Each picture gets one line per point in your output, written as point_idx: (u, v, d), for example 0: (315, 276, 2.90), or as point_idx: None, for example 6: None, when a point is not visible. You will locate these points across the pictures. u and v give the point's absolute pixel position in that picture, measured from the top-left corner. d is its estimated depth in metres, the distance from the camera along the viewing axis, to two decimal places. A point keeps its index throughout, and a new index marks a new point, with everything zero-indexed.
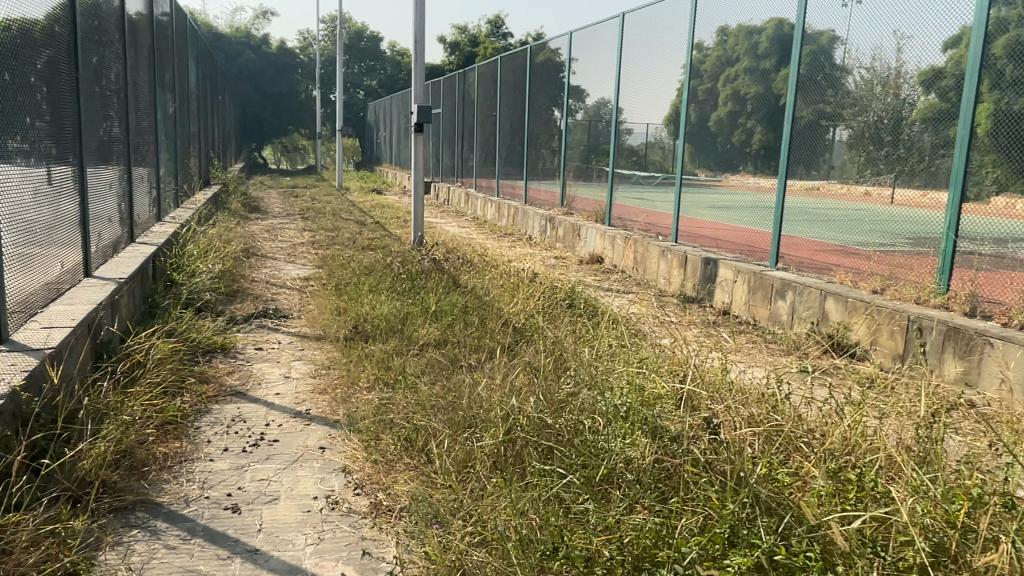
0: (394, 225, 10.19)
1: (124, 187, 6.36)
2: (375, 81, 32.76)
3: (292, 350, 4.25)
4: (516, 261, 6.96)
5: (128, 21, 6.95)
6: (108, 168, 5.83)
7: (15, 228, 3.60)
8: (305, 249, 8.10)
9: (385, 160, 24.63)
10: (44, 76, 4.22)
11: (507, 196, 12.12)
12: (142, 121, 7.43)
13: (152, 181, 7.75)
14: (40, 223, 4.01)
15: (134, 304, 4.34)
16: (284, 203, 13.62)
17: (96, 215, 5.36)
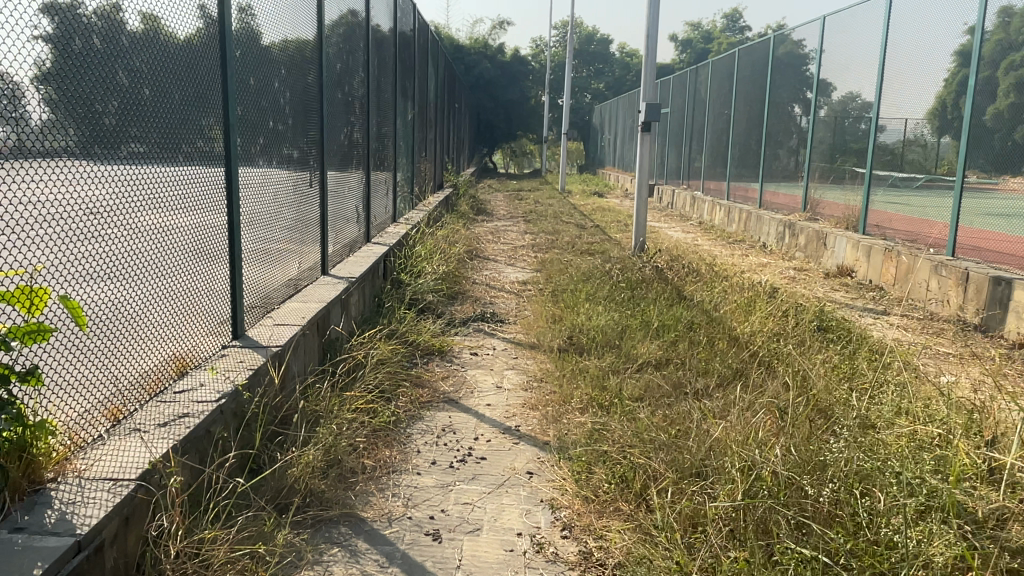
0: (614, 229, 9.90)
1: (363, 190, 6.79)
2: (603, 85, 32.84)
3: (506, 357, 4.12)
4: (748, 271, 6.32)
5: (374, 35, 7.46)
6: (348, 171, 6.24)
7: (251, 228, 3.92)
8: (525, 252, 8.10)
9: (608, 164, 24.50)
10: (286, 83, 4.61)
11: (738, 200, 11.27)
12: (382, 129, 7.94)
13: (389, 185, 8.25)
14: (276, 223, 4.35)
15: (362, 302, 4.51)
16: (509, 205, 13.98)
17: (336, 215, 5.74)
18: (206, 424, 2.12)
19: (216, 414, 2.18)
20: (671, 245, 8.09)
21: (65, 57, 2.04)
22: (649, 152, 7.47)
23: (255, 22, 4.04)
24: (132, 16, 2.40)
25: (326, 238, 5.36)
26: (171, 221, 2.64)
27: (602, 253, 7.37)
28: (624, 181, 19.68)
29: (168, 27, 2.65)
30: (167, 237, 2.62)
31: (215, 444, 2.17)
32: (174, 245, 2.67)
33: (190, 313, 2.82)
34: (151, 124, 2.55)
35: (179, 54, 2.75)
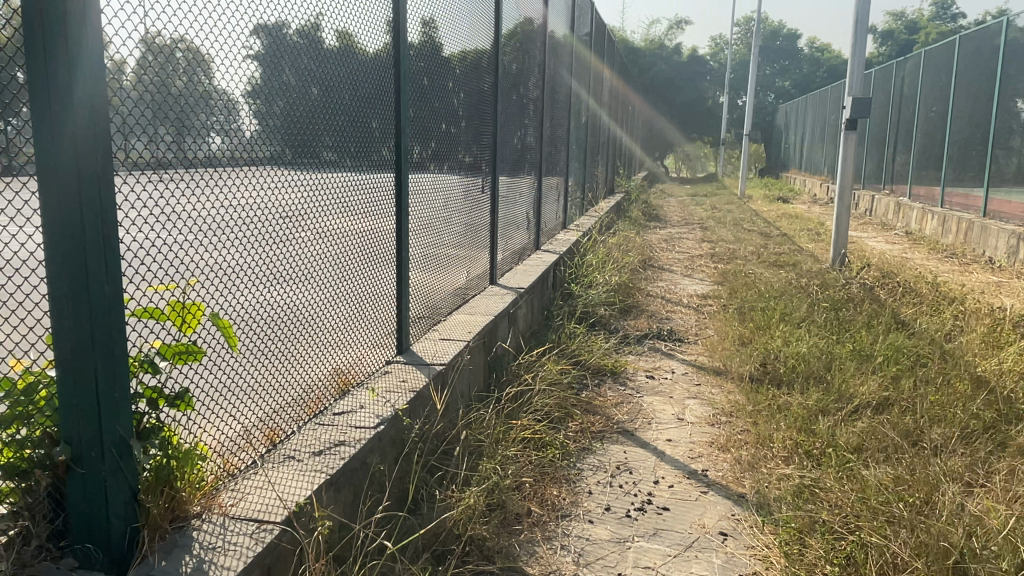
0: (803, 238, 8.99)
1: (534, 196, 6.62)
2: (788, 83, 30.76)
3: (686, 384, 3.69)
4: (978, 293, 5.35)
5: (552, 39, 7.30)
6: (521, 177, 6.09)
7: (423, 235, 3.85)
8: (704, 262, 7.52)
9: (792, 167, 22.82)
10: (461, 86, 4.52)
11: (954, 207, 9.86)
12: (556, 133, 7.75)
13: (561, 190, 8.04)
14: (448, 230, 4.25)
15: (531, 315, 4.29)
16: (683, 210, 13.31)
17: (507, 222, 5.59)
18: (364, 455, 2.00)
19: (376, 442, 2.05)
20: (875, 258, 7.14)
21: (273, 67, 2.16)
22: (853, 152, 6.61)
23: (437, 31, 4.05)
24: (332, 28, 2.52)
25: (496, 245, 5.22)
26: (355, 227, 2.72)
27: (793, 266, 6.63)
28: (812, 185, 18.14)
29: (361, 38, 2.76)
30: (352, 242, 2.70)
31: (372, 475, 2.04)
32: (357, 250, 2.75)
33: (366, 319, 2.87)
34: (344, 131, 2.65)
35: (371, 63, 2.85)
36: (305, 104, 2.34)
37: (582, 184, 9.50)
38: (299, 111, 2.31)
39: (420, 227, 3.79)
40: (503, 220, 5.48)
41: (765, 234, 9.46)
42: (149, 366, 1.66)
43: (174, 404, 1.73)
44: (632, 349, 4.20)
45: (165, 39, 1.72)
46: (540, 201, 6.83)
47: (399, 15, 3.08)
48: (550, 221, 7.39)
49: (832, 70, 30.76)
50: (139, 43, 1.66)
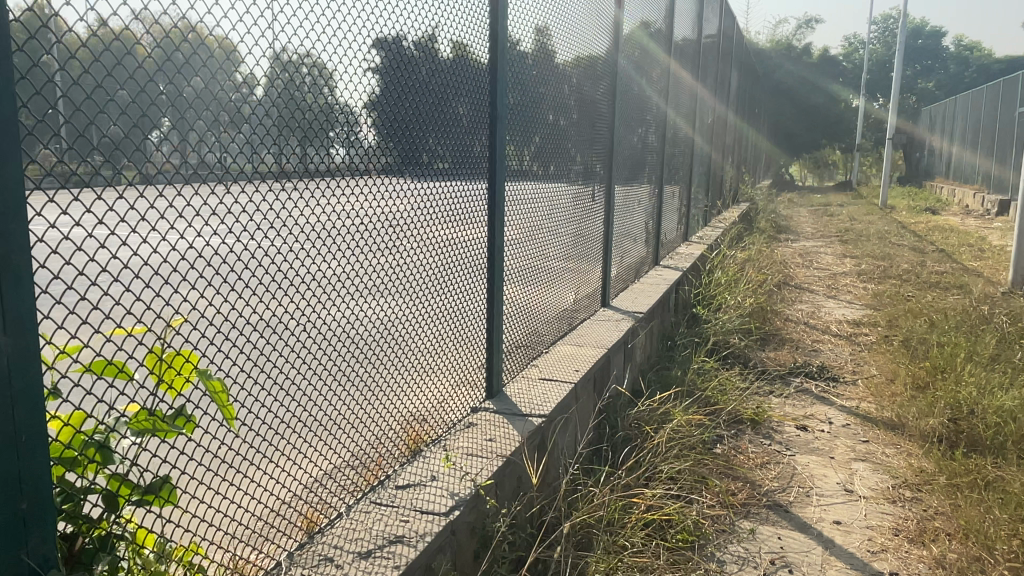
0: (966, 256, 7.85)
1: (655, 208, 6.02)
2: (933, 84, 28.19)
3: (850, 439, 3.11)
4: None
5: (676, 41, 6.71)
6: (641, 186, 5.52)
7: (527, 249, 3.38)
8: (849, 281, 6.64)
9: (938, 176, 20.80)
10: (574, 71, 3.99)
11: None
12: (678, 139, 7.11)
13: (683, 199, 7.36)
14: (558, 244, 3.77)
15: (651, 347, 3.88)
16: (817, 221, 12.21)
17: (625, 236, 5.06)
18: (428, 557, 1.91)
19: (445, 538, 1.99)
20: None
21: (393, 80, 2.28)
22: None
23: (551, 40, 3.64)
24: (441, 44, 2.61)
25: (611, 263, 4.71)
26: (463, 237, 2.79)
27: (963, 289, 5.67)
28: (963, 194, 16.26)
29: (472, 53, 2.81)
30: (459, 254, 2.77)
31: None
32: (462, 264, 2.79)
33: (471, 339, 2.87)
34: (461, 142, 2.76)
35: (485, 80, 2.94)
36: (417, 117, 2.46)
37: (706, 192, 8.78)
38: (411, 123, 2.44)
39: (523, 240, 3.33)
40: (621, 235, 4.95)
41: (917, 249, 8.37)
42: (100, 455, 1.45)
43: (143, 500, 1.53)
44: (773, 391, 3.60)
45: (291, 56, 1.85)
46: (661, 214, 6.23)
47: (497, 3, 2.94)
48: (671, 234, 6.76)
49: (983, 67, 27.90)
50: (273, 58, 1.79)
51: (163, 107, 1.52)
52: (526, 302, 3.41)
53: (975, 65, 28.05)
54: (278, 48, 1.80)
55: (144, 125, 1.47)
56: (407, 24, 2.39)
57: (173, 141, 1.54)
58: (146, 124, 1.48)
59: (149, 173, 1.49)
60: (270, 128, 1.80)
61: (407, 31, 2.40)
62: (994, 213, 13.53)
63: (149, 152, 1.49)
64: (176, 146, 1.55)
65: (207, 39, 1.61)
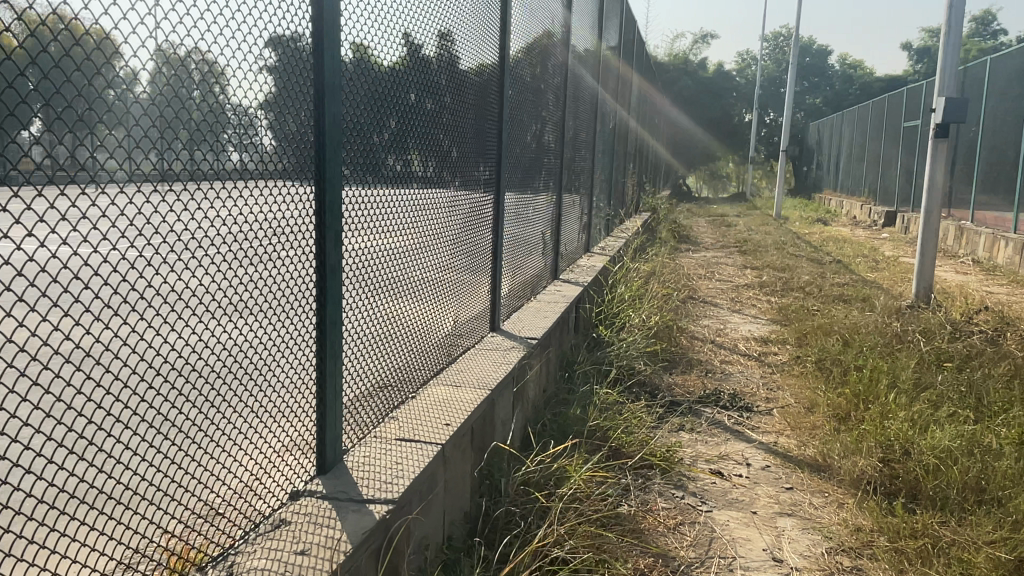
0: (861, 267, 7.91)
1: (557, 218, 5.65)
2: (818, 100, 29.65)
3: (773, 490, 2.94)
4: None
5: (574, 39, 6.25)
6: (541, 196, 5.14)
7: (413, 261, 2.95)
8: (752, 292, 6.49)
9: (824, 188, 21.82)
10: (447, 52, 3.32)
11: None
12: (580, 145, 6.80)
13: (586, 208, 7.04)
14: (449, 261, 3.34)
15: (544, 379, 3.58)
16: (716, 231, 12.27)
17: (524, 247, 4.66)
18: None
19: None
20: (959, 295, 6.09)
21: (292, 75, 2.08)
22: (940, 161, 5.41)
23: (454, 47, 3.41)
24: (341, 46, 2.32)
25: (507, 280, 4.30)
26: (368, 249, 2.58)
27: (865, 303, 5.59)
28: (851, 206, 16.90)
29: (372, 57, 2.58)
30: (361, 268, 2.56)
31: None
32: (366, 279, 2.58)
33: (381, 362, 2.71)
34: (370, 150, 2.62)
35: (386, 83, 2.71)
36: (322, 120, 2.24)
37: (608, 198, 8.49)
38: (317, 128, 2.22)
39: (407, 251, 2.90)
40: (519, 247, 4.56)
41: (816, 260, 8.39)
42: None
43: None
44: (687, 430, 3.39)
45: (177, 50, 1.65)
46: (562, 224, 5.87)
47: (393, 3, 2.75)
48: (574, 244, 6.41)
49: (864, 86, 29.55)
50: (154, 54, 1.58)
51: (36, 100, 1.32)
52: (407, 323, 2.93)
53: (856, 85, 29.80)
54: (158, 43, 1.59)
55: (10, 125, 1.26)
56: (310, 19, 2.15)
57: (46, 145, 1.33)
58: (20, 116, 1.28)
59: (6, 175, 1.26)
60: (149, 129, 1.58)
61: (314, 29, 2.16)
62: (880, 224, 14.06)
63: (25, 150, 1.29)
64: (51, 146, 1.34)
65: (82, 31, 1.41)
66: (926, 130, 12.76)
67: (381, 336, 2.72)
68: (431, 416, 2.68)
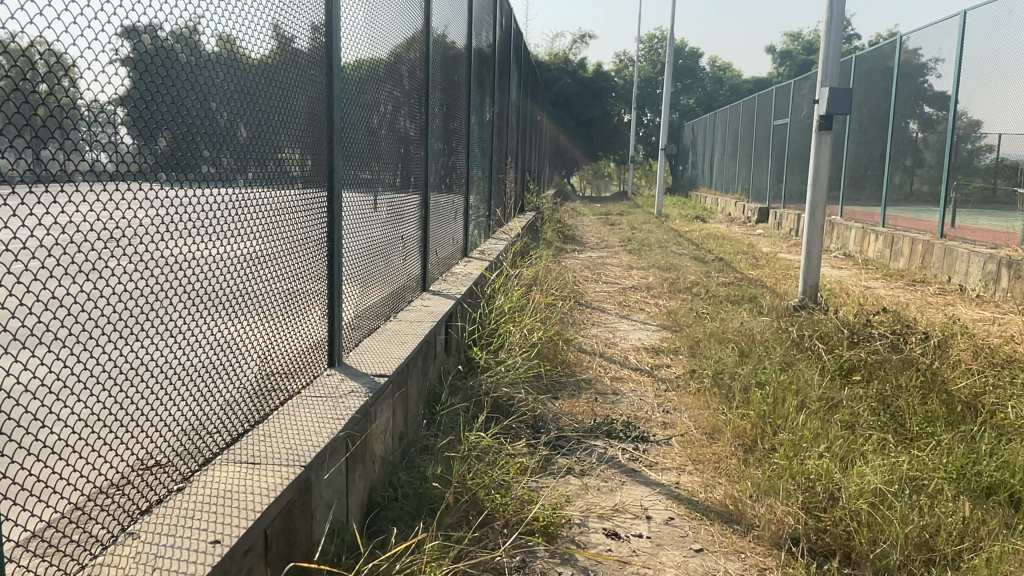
0: (745, 264, 7.81)
1: (423, 224, 5.08)
2: (692, 100, 30.67)
3: (678, 556, 2.63)
4: (981, 337, 4.49)
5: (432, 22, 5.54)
6: (399, 201, 4.56)
7: (257, 276, 2.77)
8: (640, 294, 6.15)
9: (700, 186, 22.50)
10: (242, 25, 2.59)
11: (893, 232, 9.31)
12: (452, 142, 6.25)
13: (461, 210, 6.48)
14: (294, 276, 3.09)
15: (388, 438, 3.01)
16: (599, 229, 12.10)
17: (377, 260, 4.07)
18: None
19: None
20: (842, 294, 6.02)
21: (151, 84, 2.08)
22: (825, 155, 5.27)
23: (331, 38, 3.43)
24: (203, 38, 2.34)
25: (353, 303, 3.72)
26: (227, 255, 2.55)
27: (755, 304, 5.35)
28: (726, 203, 17.30)
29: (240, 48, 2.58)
30: (215, 277, 2.50)
31: None
32: (217, 290, 2.51)
33: (241, 370, 2.69)
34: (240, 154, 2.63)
35: (256, 78, 2.73)
36: (179, 116, 2.22)
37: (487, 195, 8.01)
38: (173, 128, 2.20)
39: (261, 261, 2.79)
40: (372, 261, 3.98)
41: (700, 258, 8.23)
42: None
43: None
44: (570, 487, 3.04)
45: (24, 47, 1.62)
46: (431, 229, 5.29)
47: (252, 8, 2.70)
48: (448, 249, 5.85)
49: (734, 88, 30.79)
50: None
51: None
52: (242, 345, 2.69)
53: (726, 86, 31.08)
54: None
55: None
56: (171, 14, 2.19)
57: None
58: None
59: None
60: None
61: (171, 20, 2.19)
62: (755, 220, 14.39)
63: None
64: None
65: None
66: (795, 129, 13.15)
67: (226, 357, 2.59)
68: (211, 519, 2.06)
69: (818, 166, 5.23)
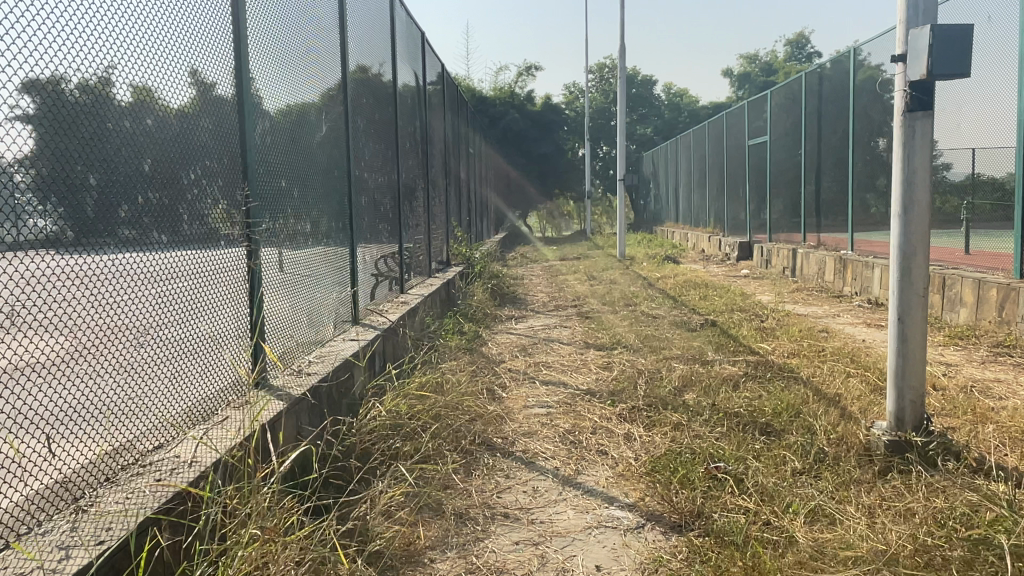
0: (752, 334, 5.31)
1: (235, 308, 3.32)
2: (651, 128, 28.77)
3: None
4: None
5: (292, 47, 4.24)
6: (204, 263, 3.06)
7: (107, 364, 2.46)
8: (599, 405, 3.64)
9: (664, 220, 20.36)
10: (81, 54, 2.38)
11: (953, 283, 7.05)
12: (275, 186, 3.90)
13: (287, 284, 3.99)
14: (159, 353, 2.72)
15: None
16: (549, 281, 9.66)
17: (116, 375, 2.49)
18: None
19: None
20: (938, 399, 3.53)
21: (63, 123, 2.28)
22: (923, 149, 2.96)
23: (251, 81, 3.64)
24: (118, 89, 2.56)
25: (59, 437, 2.23)
26: (153, 299, 2.69)
27: (806, 441, 2.89)
28: (699, 237, 14.99)
29: (160, 98, 2.84)
30: (111, 344, 2.48)
31: None
32: (136, 335, 2.58)
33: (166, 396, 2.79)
34: (169, 196, 2.85)
35: (168, 124, 2.88)
36: (84, 169, 2.36)
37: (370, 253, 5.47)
38: (74, 182, 2.31)
39: (189, 301, 2.93)
40: (199, 343, 3.01)
41: (684, 325, 5.72)
42: None
43: None
44: None
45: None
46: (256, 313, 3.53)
47: (175, 53, 2.93)
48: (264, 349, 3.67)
49: (693, 113, 29.01)
50: None
51: None
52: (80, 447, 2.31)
53: (685, 111, 29.31)
54: None
55: None
56: (85, 68, 2.39)
57: None
58: None
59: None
60: None
61: (83, 73, 2.38)
62: (737, 257, 12.12)
63: None
64: None
65: None
66: (775, 148, 11.03)
67: (55, 462, 2.21)
68: None
69: (905, 195, 2.97)
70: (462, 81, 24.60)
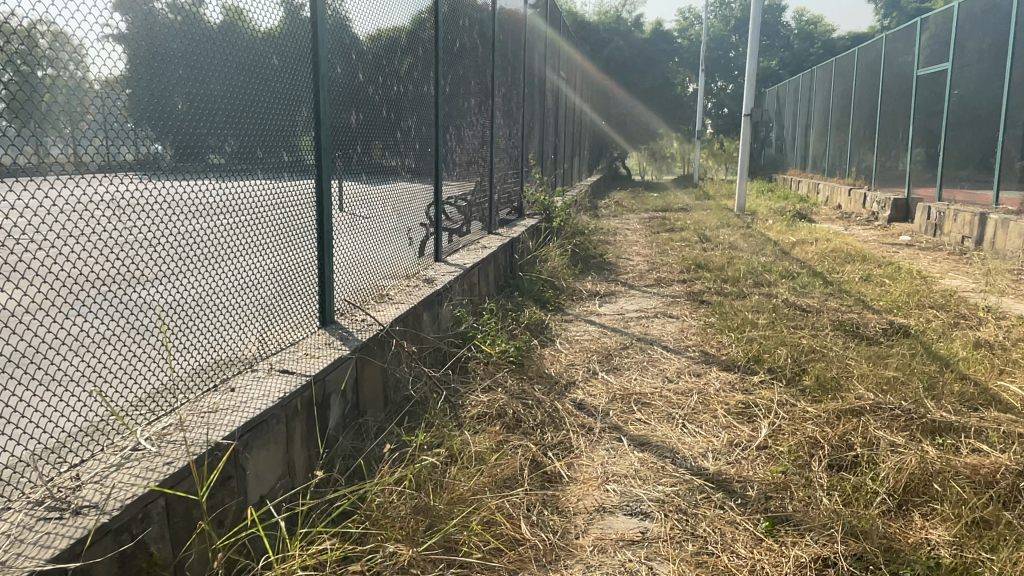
0: (977, 361, 3.29)
1: (206, 264, 1.76)
2: (775, 61, 25.42)
3: None
4: None
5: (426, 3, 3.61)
6: (187, 196, 1.67)
7: (224, 287, 1.85)
8: (744, 531, 1.85)
9: (787, 168, 17.65)
10: None
11: None
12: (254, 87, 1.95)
13: (295, 214, 2.20)
14: (271, 278, 2.08)
15: None
16: (651, 240, 7.72)
17: (228, 299, 1.86)
18: None
19: None
20: None
21: (192, 36, 1.66)
22: None
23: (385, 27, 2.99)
24: (209, 7, 1.73)
25: None
26: (270, 216, 2.05)
27: None
28: (834, 191, 12.48)
29: (255, 21, 1.92)
30: (227, 267, 1.86)
31: None
32: (251, 253, 1.97)
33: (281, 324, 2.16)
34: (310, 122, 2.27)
35: (269, 61, 2.00)
36: (180, 98, 1.61)
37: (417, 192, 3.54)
38: (171, 114, 1.58)
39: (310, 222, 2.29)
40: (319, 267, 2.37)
41: (853, 333, 3.76)
42: None
43: None
44: None
45: (38, 27, 1.25)
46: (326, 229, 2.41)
47: None
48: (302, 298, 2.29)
49: (827, 45, 25.38)
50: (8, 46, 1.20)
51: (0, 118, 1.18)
52: None
53: (818, 43, 25.68)
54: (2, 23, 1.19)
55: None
56: None
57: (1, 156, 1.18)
58: None
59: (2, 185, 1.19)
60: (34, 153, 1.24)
61: None
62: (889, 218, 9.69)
63: None
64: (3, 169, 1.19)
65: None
66: (957, 79, 8.49)
67: None
68: None
69: None
70: (563, 3, 22.34)
